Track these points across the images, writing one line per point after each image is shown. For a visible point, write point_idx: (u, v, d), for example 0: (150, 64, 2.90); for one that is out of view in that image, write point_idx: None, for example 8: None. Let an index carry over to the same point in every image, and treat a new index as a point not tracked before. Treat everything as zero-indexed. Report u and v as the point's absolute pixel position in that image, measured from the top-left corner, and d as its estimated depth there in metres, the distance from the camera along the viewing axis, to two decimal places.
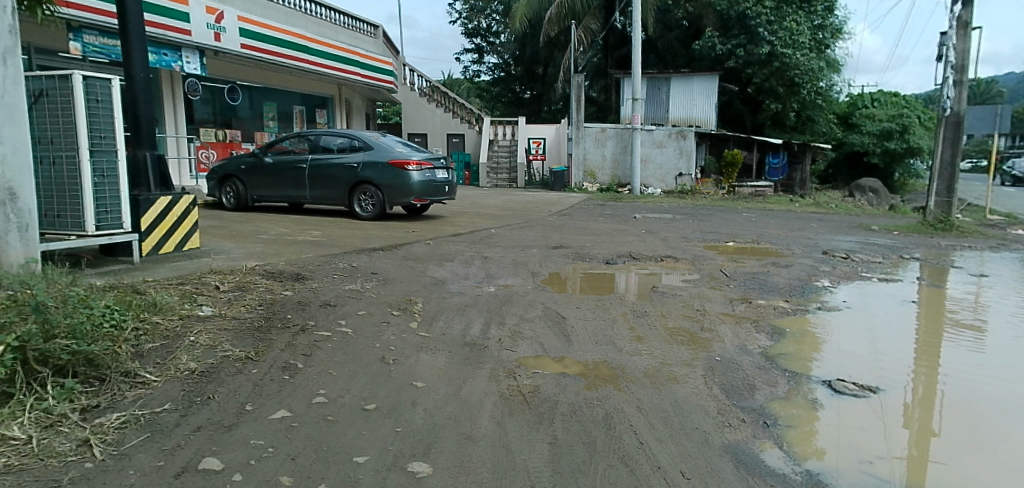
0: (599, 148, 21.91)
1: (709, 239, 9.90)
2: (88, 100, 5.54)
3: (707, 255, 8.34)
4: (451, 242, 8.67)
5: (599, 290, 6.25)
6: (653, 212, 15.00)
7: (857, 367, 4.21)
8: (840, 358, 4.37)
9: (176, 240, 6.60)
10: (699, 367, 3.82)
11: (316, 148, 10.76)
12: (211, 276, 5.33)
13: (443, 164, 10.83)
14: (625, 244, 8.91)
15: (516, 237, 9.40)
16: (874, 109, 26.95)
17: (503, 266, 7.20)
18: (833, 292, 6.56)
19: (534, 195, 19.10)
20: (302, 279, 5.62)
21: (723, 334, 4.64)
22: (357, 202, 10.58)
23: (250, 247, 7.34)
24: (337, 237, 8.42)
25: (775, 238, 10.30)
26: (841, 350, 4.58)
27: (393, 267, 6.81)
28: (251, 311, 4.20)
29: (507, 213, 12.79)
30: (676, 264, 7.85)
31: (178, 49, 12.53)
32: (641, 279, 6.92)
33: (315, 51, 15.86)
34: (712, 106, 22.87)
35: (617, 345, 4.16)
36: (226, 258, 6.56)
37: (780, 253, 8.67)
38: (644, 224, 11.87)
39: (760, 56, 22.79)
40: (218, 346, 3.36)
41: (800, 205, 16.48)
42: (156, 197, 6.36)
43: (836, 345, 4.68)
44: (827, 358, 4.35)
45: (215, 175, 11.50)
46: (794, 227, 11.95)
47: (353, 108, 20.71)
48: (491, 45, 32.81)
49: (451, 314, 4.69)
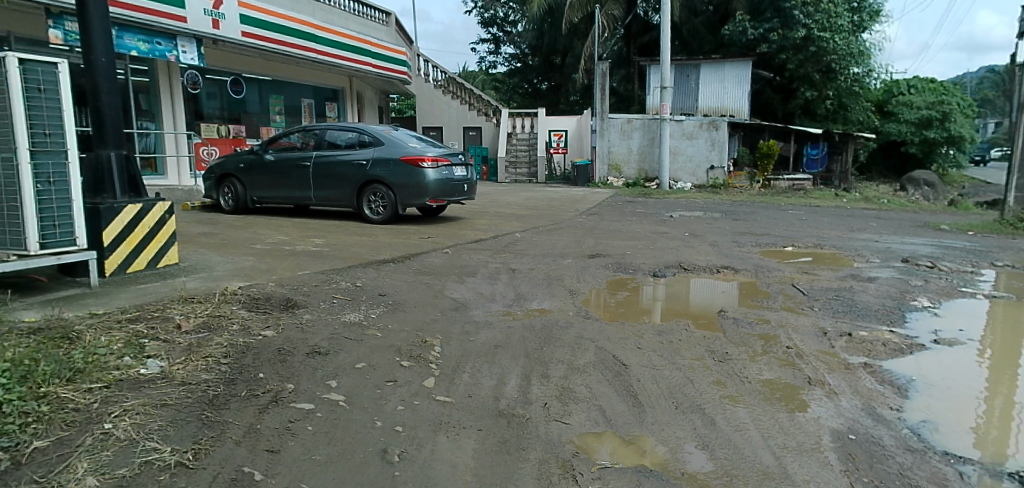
0: (625, 140, 20.67)
1: (763, 243, 8.70)
2: (27, 89, 4.53)
3: (771, 265, 7.14)
4: (472, 251, 7.58)
5: (655, 315, 5.08)
6: (688, 209, 13.79)
7: (1001, 427, 3.20)
8: (969, 411, 3.38)
9: (148, 256, 5.64)
10: (833, 456, 2.71)
11: (321, 143, 9.72)
12: (176, 308, 4.30)
13: (460, 160, 9.75)
14: (672, 252, 7.76)
15: (544, 243, 8.27)
16: (911, 96, 25.39)
17: (534, 282, 6.09)
18: (938, 316, 5.32)
19: (557, 190, 17.97)
20: (293, 309, 4.56)
21: (837, 390, 3.51)
22: (367, 205, 9.53)
23: (240, 260, 6.32)
24: (342, 246, 7.37)
25: (838, 241, 9.09)
26: (980, 402, 3.51)
27: (404, 286, 5.74)
28: (213, 368, 3.14)
29: (531, 213, 11.63)
30: (736, 277, 6.70)
31: (172, 38, 11.54)
32: (697, 299, 5.71)
33: (323, 40, 14.83)
34: (745, 93, 21.42)
35: (709, 415, 3.04)
36: (207, 276, 5.54)
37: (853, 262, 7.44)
38: (683, 224, 10.68)
39: (795, 41, 21.49)
40: (141, 442, 2.33)
41: (850, 200, 15.17)
42: (124, 204, 5.40)
43: (973, 396, 3.59)
44: (967, 417, 3.30)
45: (212, 174, 10.51)
46: (853, 227, 10.73)
47: (366, 101, 19.65)
48: (507, 34, 31.67)
49: (478, 363, 3.57)
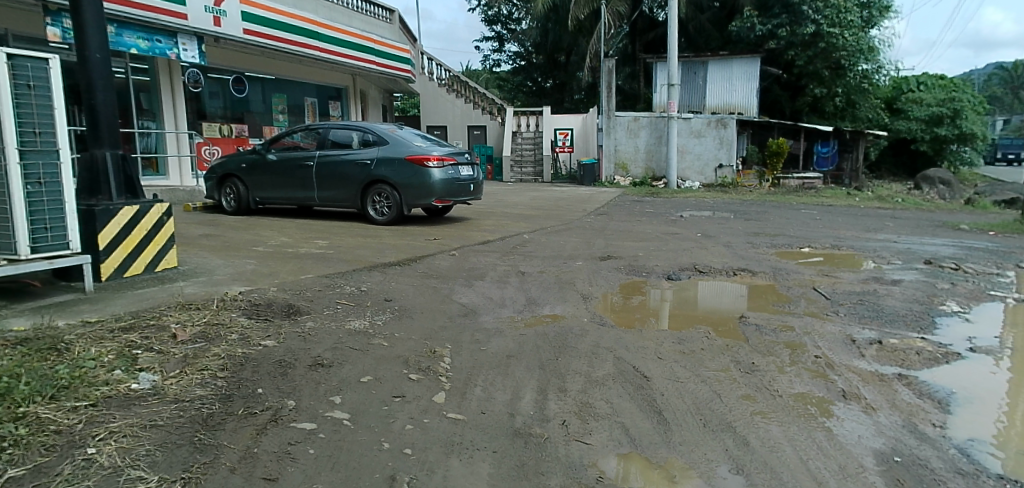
0: (631, 138, 20.43)
1: (778, 244, 8.47)
2: (17, 85, 4.35)
3: (789, 267, 6.91)
4: (480, 252, 7.39)
5: (671, 321, 4.86)
6: (698, 209, 13.56)
7: None
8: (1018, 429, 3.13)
9: (146, 260, 5.45)
10: (879, 482, 2.50)
11: (324, 143, 9.53)
12: (171, 315, 4.09)
13: (466, 159, 9.54)
14: (685, 253, 7.56)
15: (554, 244, 8.06)
16: (921, 93, 25.07)
17: (545, 286, 5.88)
18: (970, 321, 5.08)
19: (563, 190, 17.78)
20: (295, 317, 4.34)
21: (874, 404, 3.29)
22: (372, 205, 9.34)
23: (240, 263, 6.13)
24: (346, 248, 7.18)
25: (855, 242, 8.86)
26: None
27: (410, 291, 5.54)
28: (208, 383, 2.93)
29: (538, 213, 11.42)
30: (753, 281, 6.47)
31: (173, 36, 11.34)
32: (714, 304, 5.49)
33: (326, 37, 14.63)
34: (753, 90, 21.18)
35: (742, 435, 2.82)
36: (207, 281, 5.36)
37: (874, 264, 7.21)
38: (694, 224, 10.46)
39: (804, 37, 21.26)
40: (125, 470, 2.13)
41: (862, 199, 14.90)
42: (121, 206, 5.22)
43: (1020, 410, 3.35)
44: (1014, 434, 3.06)
45: (214, 174, 10.31)
46: (869, 227, 10.49)
47: (370, 100, 19.46)
48: (512, 32, 31.44)
49: (491, 375, 3.36)
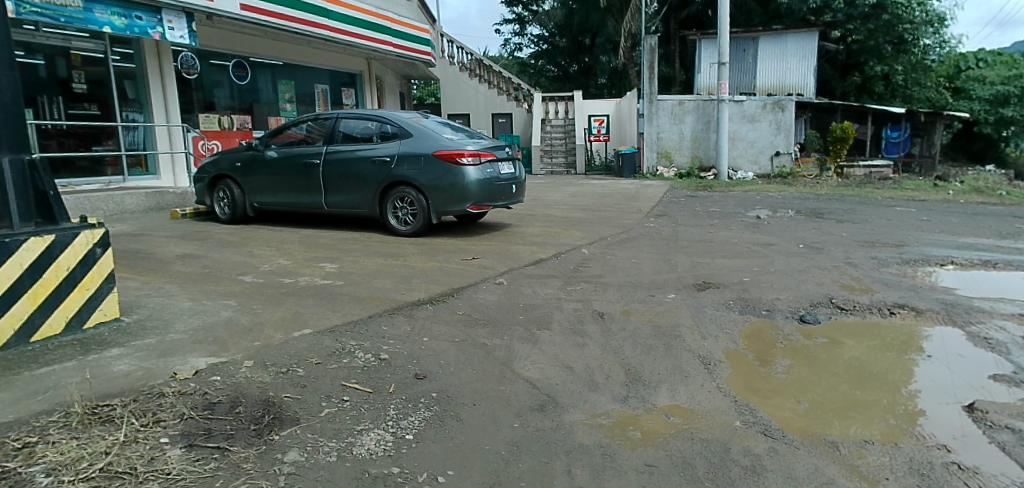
0: (676, 124, 18.38)
1: (911, 261, 6.60)
2: None
3: (965, 302, 5.05)
4: (535, 279, 5.60)
5: (871, 417, 3.11)
6: (769, 206, 11.64)
7: None
8: None
9: (69, 313, 3.76)
10: None
11: (334, 136, 7.81)
12: (53, 446, 2.43)
13: (506, 154, 7.74)
14: (804, 278, 5.74)
15: (625, 264, 6.29)
16: (985, 71, 22.47)
17: (644, 344, 4.05)
18: None
19: (603, 183, 15.92)
20: (272, 438, 2.60)
21: None
22: (393, 213, 7.59)
23: (214, 309, 4.39)
24: (361, 277, 5.45)
25: (1006, 255, 6.95)
26: None
27: (453, 354, 3.77)
28: None
29: (587, 217, 9.58)
30: (922, 325, 4.61)
31: (157, 12, 9.63)
32: (909, 375, 3.69)
33: (336, 15, 12.81)
34: (811, 70, 19.10)
35: None
36: (154, 345, 3.65)
37: (944, 268, 6.36)
38: (781, 230, 8.57)
39: (864, 8, 19.19)
40: None
41: (958, 192, 12.89)
42: (25, 237, 3.54)
43: None
44: None
45: (205, 174, 8.64)
46: (1004, 232, 8.51)
47: (386, 87, 17.74)
48: (533, 13, 29.49)
49: None
